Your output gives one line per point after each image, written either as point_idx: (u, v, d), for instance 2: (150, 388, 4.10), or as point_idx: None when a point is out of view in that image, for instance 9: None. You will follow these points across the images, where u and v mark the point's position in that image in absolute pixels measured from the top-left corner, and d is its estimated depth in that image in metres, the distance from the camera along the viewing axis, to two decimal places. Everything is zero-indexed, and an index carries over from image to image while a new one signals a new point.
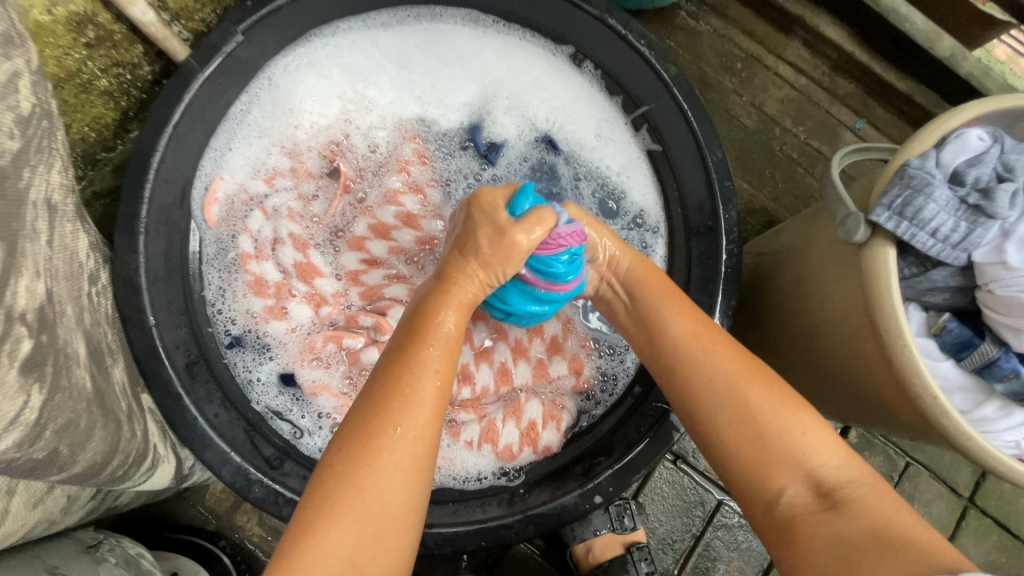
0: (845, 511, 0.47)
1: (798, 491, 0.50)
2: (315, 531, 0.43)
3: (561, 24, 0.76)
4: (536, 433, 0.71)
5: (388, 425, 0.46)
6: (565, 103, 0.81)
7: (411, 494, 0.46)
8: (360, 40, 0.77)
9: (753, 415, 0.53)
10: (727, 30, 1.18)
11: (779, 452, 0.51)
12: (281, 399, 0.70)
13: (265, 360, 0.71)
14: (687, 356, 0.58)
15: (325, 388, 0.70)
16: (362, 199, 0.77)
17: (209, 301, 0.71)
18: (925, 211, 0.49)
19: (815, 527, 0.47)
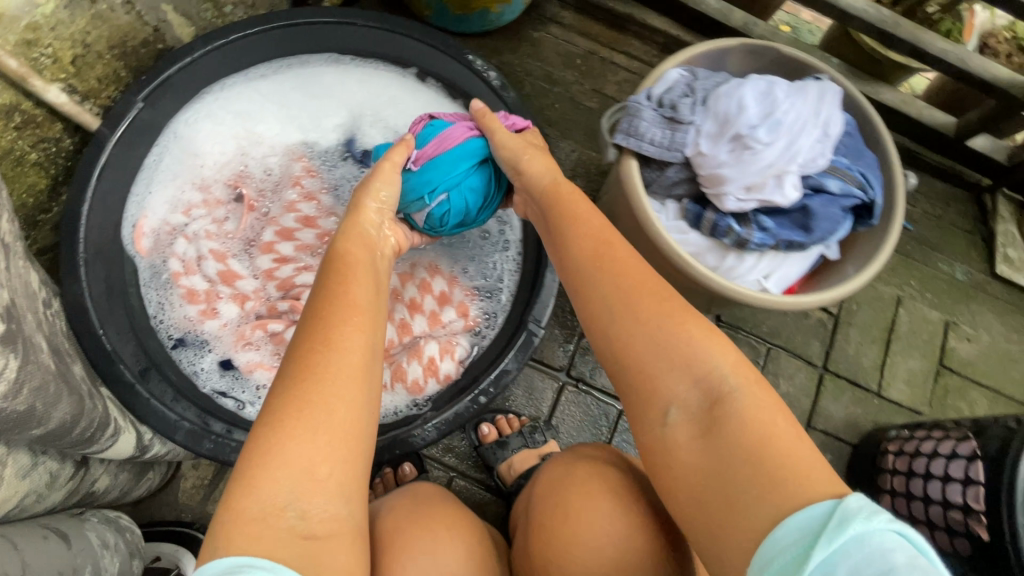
0: (720, 427, 0.51)
1: (682, 407, 0.54)
2: (272, 450, 0.48)
3: (401, 52, 0.97)
4: (436, 365, 0.87)
5: (320, 346, 0.53)
6: (418, 112, 1.01)
7: (356, 397, 0.52)
8: (243, 92, 0.96)
9: (655, 335, 0.56)
10: (566, 35, 1.43)
11: (666, 368, 0.55)
12: (223, 381, 0.86)
13: (205, 353, 0.86)
14: (594, 286, 0.62)
15: (259, 365, 0.86)
16: (266, 213, 0.94)
17: (151, 315, 0.86)
18: (641, 128, 0.70)
19: (698, 453, 0.52)
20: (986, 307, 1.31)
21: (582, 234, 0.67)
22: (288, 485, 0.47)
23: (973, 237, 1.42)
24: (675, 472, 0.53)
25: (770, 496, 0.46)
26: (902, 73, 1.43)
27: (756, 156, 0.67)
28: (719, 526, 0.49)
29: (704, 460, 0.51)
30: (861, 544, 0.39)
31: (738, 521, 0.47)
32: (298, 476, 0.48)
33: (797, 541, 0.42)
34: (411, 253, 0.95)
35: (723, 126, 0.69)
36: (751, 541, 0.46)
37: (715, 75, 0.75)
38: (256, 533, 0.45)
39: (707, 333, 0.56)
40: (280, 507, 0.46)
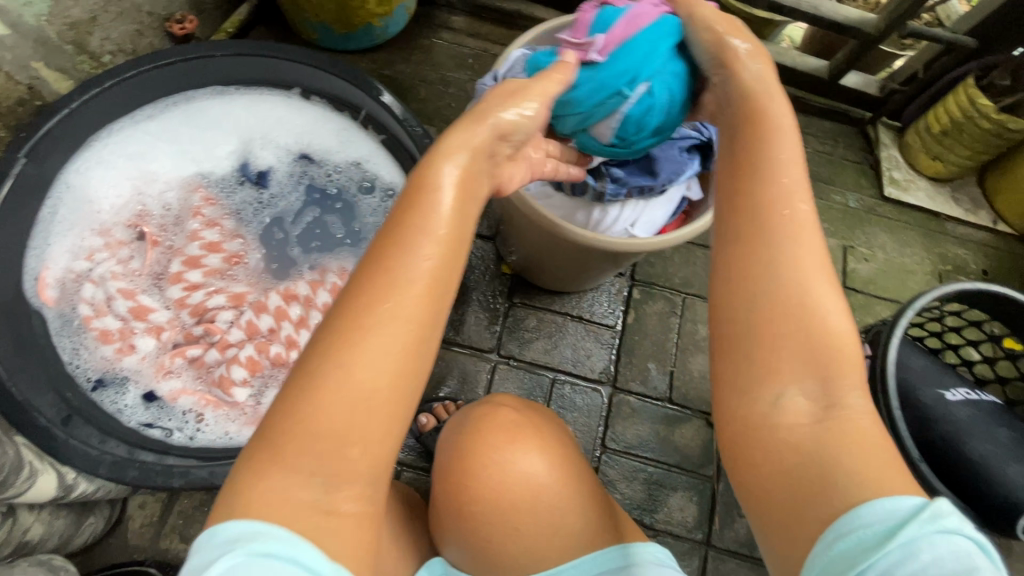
0: (836, 427, 0.44)
1: (798, 396, 0.46)
2: (300, 411, 0.42)
3: (280, 75, 1.01)
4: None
5: (376, 305, 0.43)
6: (307, 129, 1.05)
7: (397, 376, 0.43)
8: (132, 134, 0.99)
9: (800, 313, 0.47)
10: (456, 38, 1.50)
11: (811, 353, 0.47)
12: (149, 413, 0.87)
13: (126, 389, 0.88)
14: (738, 235, 0.52)
15: (183, 391, 0.89)
16: (171, 246, 0.97)
17: (66, 361, 0.87)
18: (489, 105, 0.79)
19: (805, 436, 0.45)
20: (878, 228, 1.41)
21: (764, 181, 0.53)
22: (308, 459, 0.41)
23: (862, 166, 1.53)
24: (761, 444, 0.46)
25: (865, 483, 0.42)
26: (772, 27, 1.53)
27: None
28: (795, 508, 0.44)
29: (802, 449, 0.45)
30: (950, 541, 0.38)
31: (824, 502, 0.42)
32: (319, 452, 0.41)
33: (881, 523, 0.39)
34: (318, 261, 0.99)
35: None
36: (826, 519, 0.42)
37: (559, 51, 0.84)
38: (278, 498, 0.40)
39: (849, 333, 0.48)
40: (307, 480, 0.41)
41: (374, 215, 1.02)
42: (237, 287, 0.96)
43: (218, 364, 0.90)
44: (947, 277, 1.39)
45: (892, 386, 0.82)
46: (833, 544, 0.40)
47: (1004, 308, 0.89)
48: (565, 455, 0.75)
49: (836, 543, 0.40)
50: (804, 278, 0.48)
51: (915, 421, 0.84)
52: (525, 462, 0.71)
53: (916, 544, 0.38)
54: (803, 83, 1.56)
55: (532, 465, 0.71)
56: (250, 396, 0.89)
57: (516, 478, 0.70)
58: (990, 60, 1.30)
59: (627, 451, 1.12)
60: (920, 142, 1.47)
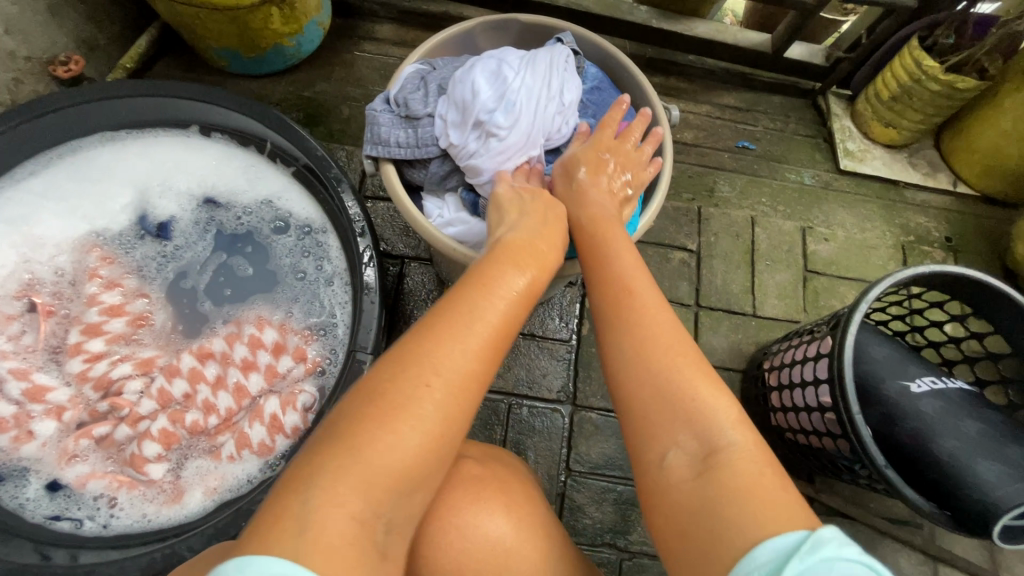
0: (717, 474, 0.48)
1: (678, 453, 0.50)
2: (385, 433, 0.47)
3: (175, 113, 0.94)
4: (280, 420, 0.83)
5: (464, 365, 0.51)
6: (209, 170, 0.97)
7: (459, 431, 0.51)
8: (12, 196, 0.90)
9: (661, 379, 0.53)
10: (380, 48, 1.41)
11: (678, 407, 0.52)
12: (54, 505, 0.79)
13: (27, 482, 0.80)
14: (606, 323, 0.59)
15: (91, 475, 0.80)
16: (68, 314, 0.88)
17: None
18: (383, 133, 0.70)
19: (695, 495, 0.48)
20: (836, 204, 1.36)
21: (607, 264, 0.63)
22: (376, 482, 0.46)
23: (816, 140, 1.47)
24: (666, 510, 0.50)
25: (751, 527, 0.44)
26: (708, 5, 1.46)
27: (501, 139, 0.69)
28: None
29: (699, 507, 0.47)
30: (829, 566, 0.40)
31: (719, 561, 0.44)
32: (388, 479, 0.46)
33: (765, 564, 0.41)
34: (233, 313, 0.92)
35: (463, 113, 0.70)
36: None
37: (456, 64, 0.76)
38: (347, 546, 0.43)
39: (717, 388, 0.53)
40: (372, 524, 0.45)
41: (291, 255, 0.94)
42: (145, 352, 0.88)
43: (130, 441, 0.83)
44: (910, 248, 1.34)
45: (852, 387, 0.76)
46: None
47: (969, 289, 0.83)
48: (535, 513, 0.68)
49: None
50: (666, 348, 0.55)
51: (878, 419, 0.80)
52: (488, 523, 0.63)
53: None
54: (747, 60, 1.50)
55: (497, 527, 0.63)
56: (167, 472, 0.82)
57: (479, 541, 0.62)
58: (932, 18, 1.25)
59: (594, 472, 1.06)
60: (870, 109, 1.41)
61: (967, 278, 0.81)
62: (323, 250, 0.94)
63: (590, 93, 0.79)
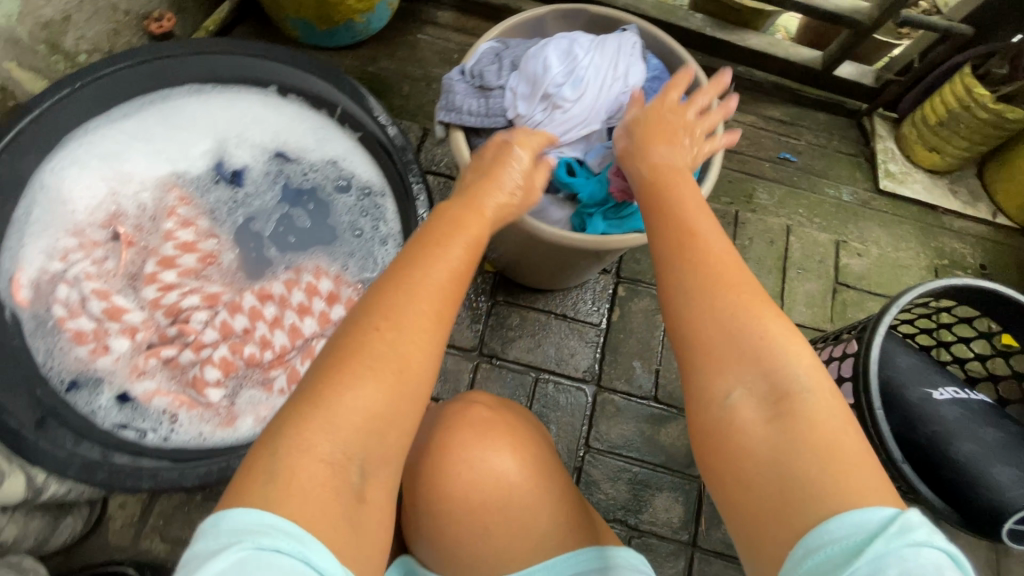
0: (792, 420, 0.49)
1: (744, 395, 0.52)
2: (335, 394, 0.50)
3: (256, 71, 1.00)
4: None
5: (394, 324, 0.54)
6: (282, 127, 1.04)
7: (413, 382, 0.54)
8: (106, 133, 0.98)
9: (729, 322, 0.54)
10: (442, 33, 1.48)
11: (747, 356, 0.52)
12: (123, 414, 0.87)
13: (100, 391, 0.88)
14: (671, 267, 0.59)
15: (156, 392, 0.88)
16: (146, 246, 0.96)
17: (40, 364, 0.86)
18: (457, 101, 0.76)
19: (768, 439, 0.49)
20: (873, 222, 1.38)
21: (676, 211, 0.63)
22: (338, 434, 0.49)
23: (857, 160, 1.49)
24: (729, 450, 0.51)
25: (824, 481, 0.45)
26: (762, 18, 1.50)
27: (567, 114, 0.75)
28: (765, 517, 0.47)
29: (770, 450, 0.49)
30: (917, 553, 0.39)
31: (793, 515, 0.45)
32: (350, 429, 0.50)
33: (841, 540, 0.41)
34: (295, 260, 0.98)
35: (534, 88, 0.75)
36: (800, 533, 0.44)
37: (527, 44, 0.82)
38: (318, 479, 0.47)
39: (788, 332, 0.54)
40: (345, 458, 0.49)
41: (350, 214, 1.01)
42: (212, 287, 0.95)
43: (192, 366, 0.90)
44: (943, 272, 1.35)
45: (875, 386, 0.80)
46: (802, 563, 0.43)
47: (998, 306, 0.86)
48: (538, 455, 0.73)
49: (805, 560, 0.42)
50: (735, 294, 0.55)
51: (898, 422, 0.82)
52: (495, 460, 0.68)
53: (882, 559, 0.39)
54: (795, 75, 1.53)
55: (502, 464, 0.68)
56: (223, 397, 0.89)
57: (486, 478, 0.67)
58: (988, 48, 1.26)
59: (612, 451, 1.10)
60: (917, 134, 1.43)
61: (999, 295, 0.84)
62: (379, 209, 1.00)
63: (649, 82, 0.82)
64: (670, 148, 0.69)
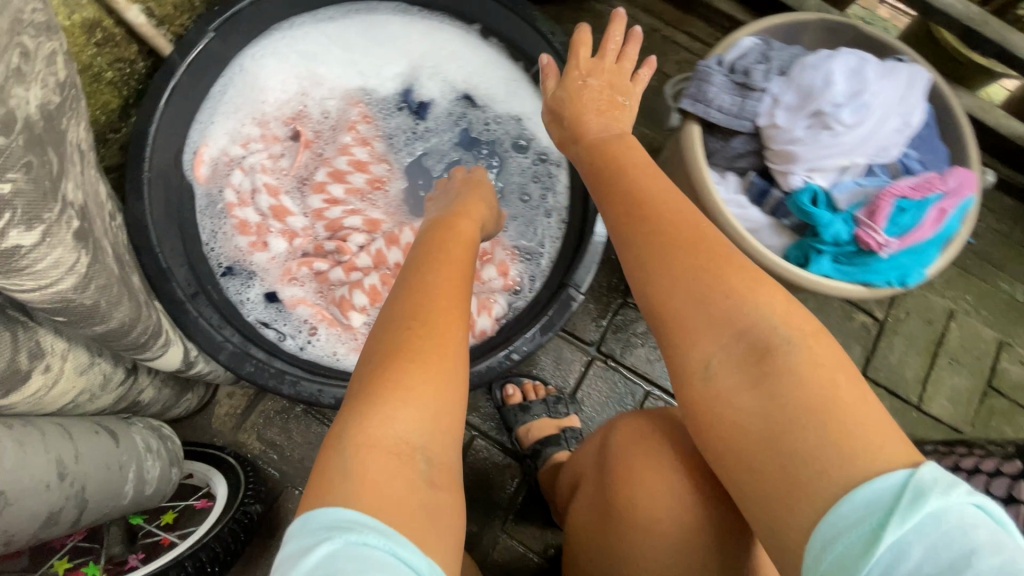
0: (773, 375, 0.49)
1: (723, 357, 0.52)
2: (391, 393, 0.53)
3: (467, 6, 0.93)
4: (473, 319, 0.89)
5: (427, 322, 0.58)
6: (476, 69, 0.99)
7: (453, 370, 0.57)
8: (311, 32, 0.95)
9: (697, 289, 0.54)
10: (630, 9, 1.39)
11: (721, 317, 0.53)
12: (268, 312, 0.88)
13: (252, 284, 0.90)
14: (635, 246, 0.60)
15: (303, 301, 0.89)
16: (321, 154, 0.97)
17: (204, 242, 0.89)
18: (707, 92, 0.68)
19: (752, 408, 0.49)
20: None
21: (645, 178, 0.64)
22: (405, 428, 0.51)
23: None
24: (723, 431, 0.51)
25: (829, 451, 0.44)
26: (984, 78, 1.33)
27: (835, 138, 0.65)
28: (781, 502, 0.46)
29: (764, 421, 0.48)
30: (937, 522, 0.38)
31: (805, 491, 0.44)
32: (412, 422, 0.52)
33: (863, 518, 0.41)
34: None
35: (804, 99, 0.66)
36: (822, 508, 0.43)
37: (792, 47, 0.72)
38: (387, 469, 0.49)
39: (750, 283, 0.55)
40: (409, 445, 0.51)
41: (521, 176, 0.98)
42: (374, 213, 0.95)
43: (341, 286, 0.90)
44: None
45: None
46: (823, 557, 0.42)
47: None
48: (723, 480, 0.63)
49: (826, 555, 0.42)
50: (697, 260, 0.55)
51: None
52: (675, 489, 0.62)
53: (904, 543, 0.39)
54: None
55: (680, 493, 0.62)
56: (364, 324, 0.88)
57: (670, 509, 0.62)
58: None
59: None
60: None
61: None
62: (554, 179, 0.96)
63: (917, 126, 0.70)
64: (607, 122, 0.76)
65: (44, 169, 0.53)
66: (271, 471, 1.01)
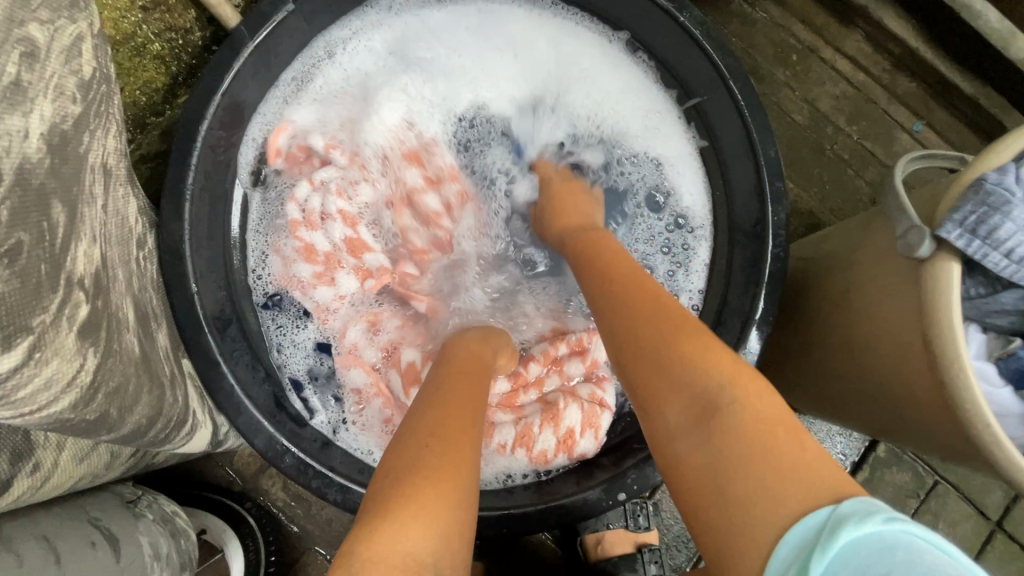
0: (719, 430, 0.37)
1: (677, 416, 0.40)
2: (408, 498, 0.39)
3: (618, 9, 0.72)
4: (574, 441, 0.69)
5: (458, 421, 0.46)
6: (613, 95, 0.78)
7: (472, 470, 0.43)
8: (413, 21, 0.75)
9: (658, 357, 0.42)
10: (785, 17, 1.01)
11: (671, 377, 0.41)
12: (313, 365, 0.73)
13: (303, 327, 0.74)
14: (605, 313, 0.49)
15: (357, 363, 0.72)
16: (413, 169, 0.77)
17: (248, 266, 0.73)
18: (1000, 230, 0.47)
19: (703, 462, 0.37)
20: None
21: (612, 265, 0.54)
22: (413, 541, 0.37)
23: None
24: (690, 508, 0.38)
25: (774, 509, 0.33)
26: None
27: None
28: (726, 572, 0.34)
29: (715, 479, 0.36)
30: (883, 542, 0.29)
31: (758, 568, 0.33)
32: (425, 531, 0.37)
33: (795, 562, 0.31)
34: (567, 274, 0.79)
35: None
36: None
37: None
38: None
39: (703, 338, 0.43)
40: (419, 560, 0.36)
41: (646, 242, 0.79)
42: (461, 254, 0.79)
43: (412, 352, 0.73)
44: None
45: None
46: None
47: None
48: None
49: None
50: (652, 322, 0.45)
51: None
52: None
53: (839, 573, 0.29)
54: None
55: None
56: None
57: None
58: None
59: None
60: None
61: None
62: (694, 258, 0.77)
63: None
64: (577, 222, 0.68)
65: (41, 246, 0.35)
66: (294, 529, 0.85)
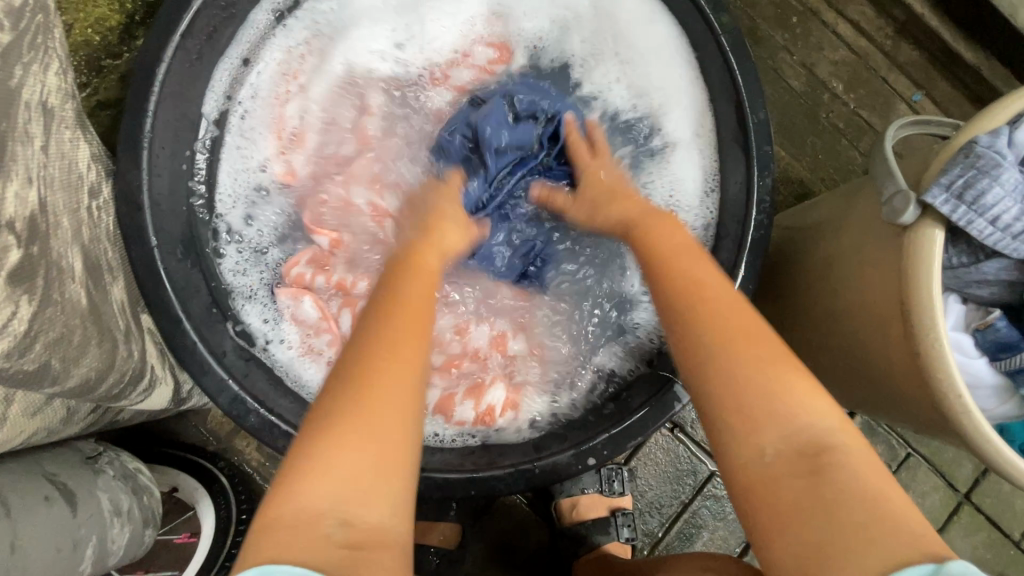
0: (828, 478, 0.38)
1: (779, 448, 0.41)
2: (319, 445, 0.40)
3: None
4: (491, 419, 0.70)
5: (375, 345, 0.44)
6: (646, 44, 0.72)
7: (404, 407, 0.42)
8: None
9: (754, 378, 0.43)
10: None
11: (780, 407, 0.41)
12: (244, 254, 0.70)
13: (249, 198, 0.71)
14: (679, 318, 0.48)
15: (307, 293, 0.70)
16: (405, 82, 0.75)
17: (230, 88, 0.70)
18: (987, 195, 0.45)
19: (797, 496, 0.39)
20: None
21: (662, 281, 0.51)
22: (333, 490, 0.38)
23: None
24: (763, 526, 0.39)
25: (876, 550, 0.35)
26: None
27: None
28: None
29: (811, 530, 0.37)
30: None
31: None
32: (341, 482, 0.38)
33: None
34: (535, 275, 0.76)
35: None
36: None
37: None
38: (295, 541, 0.36)
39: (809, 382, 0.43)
40: (320, 514, 0.37)
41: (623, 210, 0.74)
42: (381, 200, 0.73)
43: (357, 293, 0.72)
44: None
45: None
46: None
47: None
48: None
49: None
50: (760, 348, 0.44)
51: None
52: None
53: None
54: None
55: None
56: None
57: None
58: None
59: None
60: None
61: None
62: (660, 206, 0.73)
63: None
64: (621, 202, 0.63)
65: None
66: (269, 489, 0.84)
